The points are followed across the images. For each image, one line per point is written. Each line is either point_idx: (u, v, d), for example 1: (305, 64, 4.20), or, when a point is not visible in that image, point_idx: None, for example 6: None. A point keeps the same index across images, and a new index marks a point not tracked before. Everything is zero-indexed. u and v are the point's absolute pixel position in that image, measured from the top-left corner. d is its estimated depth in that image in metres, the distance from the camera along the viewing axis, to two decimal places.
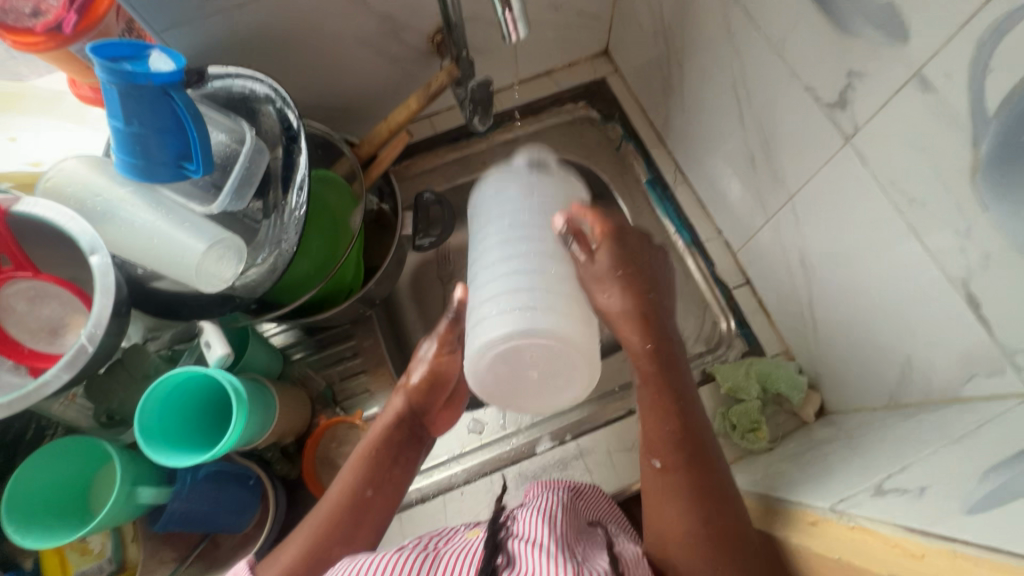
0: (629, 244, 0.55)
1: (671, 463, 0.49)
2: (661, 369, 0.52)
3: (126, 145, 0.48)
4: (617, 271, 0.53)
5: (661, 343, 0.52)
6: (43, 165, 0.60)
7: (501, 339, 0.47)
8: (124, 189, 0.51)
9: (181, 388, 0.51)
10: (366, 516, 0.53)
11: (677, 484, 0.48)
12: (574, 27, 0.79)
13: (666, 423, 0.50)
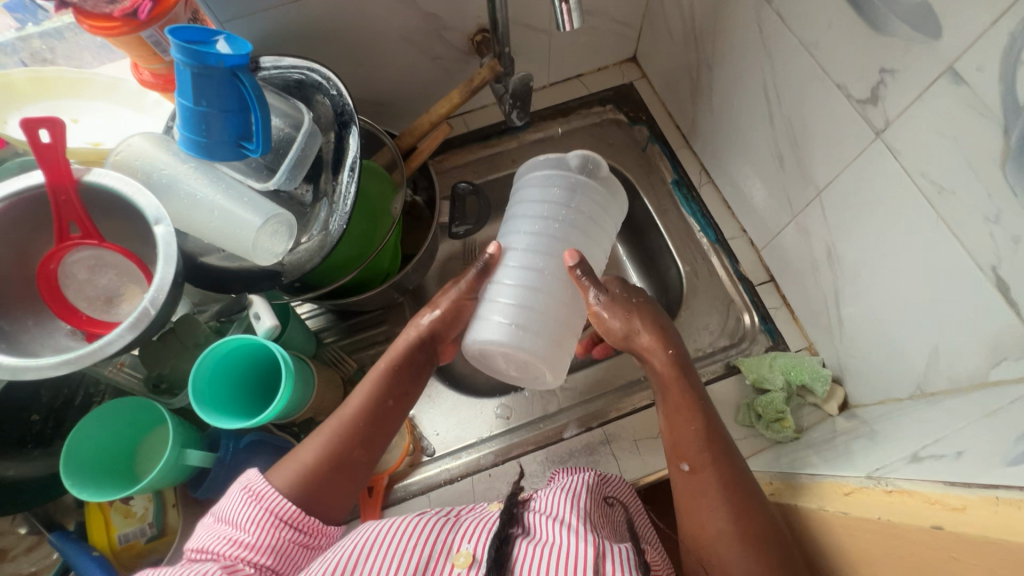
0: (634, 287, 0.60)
1: (700, 447, 0.51)
2: (684, 375, 0.55)
3: (192, 123, 0.51)
4: (634, 299, 0.59)
5: (680, 352, 0.57)
6: (103, 145, 0.63)
7: (486, 344, 0.54)
8: (186, 165, 0.55)
9: (230, 355, 0.54)
10: (379, 432, 0.54)
11: (712, 470, 0.49)
12: (605, 33, 0.82)
13: (696, 417, 0.52)
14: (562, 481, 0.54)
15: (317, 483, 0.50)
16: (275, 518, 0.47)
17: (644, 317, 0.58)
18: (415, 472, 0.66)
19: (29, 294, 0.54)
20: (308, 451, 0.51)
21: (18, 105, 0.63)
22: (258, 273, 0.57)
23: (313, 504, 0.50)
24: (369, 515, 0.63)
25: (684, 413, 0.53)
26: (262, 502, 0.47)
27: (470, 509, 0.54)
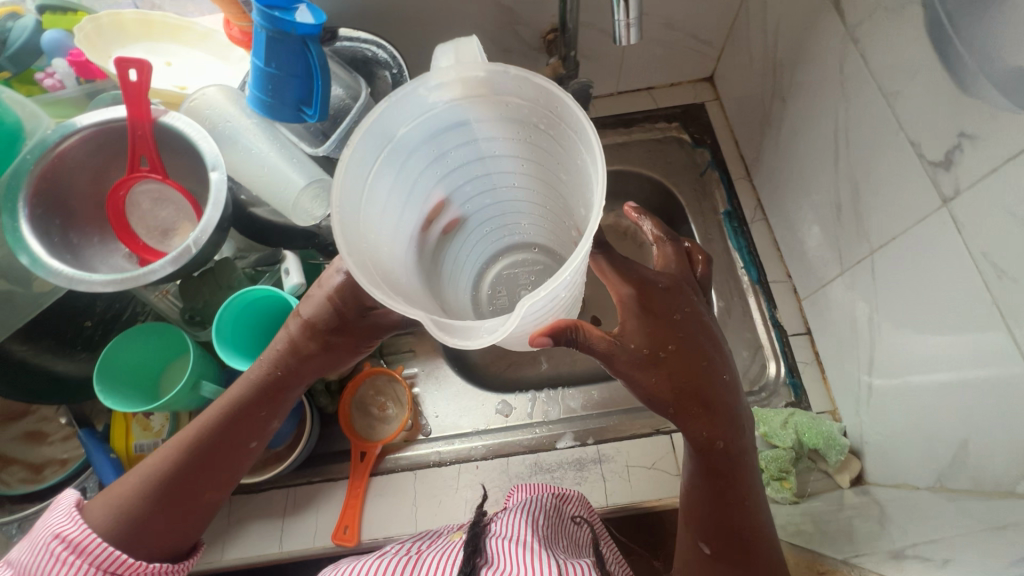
0: (643, 335, 0.50)
1: (722, 536, 0.50)
2: (730, 465, 0.50)
3: (260, 83, 0.54)
4: (668, 346, 0.50)
5: (730, 433, 0.50)
6: (187, 90, 0.68)
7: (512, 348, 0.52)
8: (250, 120, 0.58)
9: (253, 304, 0.57)
10: (206, 470, 0.53)
11: (728, 565, 0.50)
12: (684, 49, 0.80)
13: (731, 502, 0.50)
14: (522, 507, 0.54)
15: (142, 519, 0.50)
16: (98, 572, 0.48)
17: (671, 370, 0.49)
18: (408, 448, 0.69)
19: (100, 214, 0.60)
20: (134, 482, 0.52)
21: (120, 44, 0.68)
22: (295, 231, 0.62)
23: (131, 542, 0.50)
24: (357, 478, 0.66)
25: (718, 499, 0.51)
26: (74, 555, 0.48)
27: (430, 543, 0.54)
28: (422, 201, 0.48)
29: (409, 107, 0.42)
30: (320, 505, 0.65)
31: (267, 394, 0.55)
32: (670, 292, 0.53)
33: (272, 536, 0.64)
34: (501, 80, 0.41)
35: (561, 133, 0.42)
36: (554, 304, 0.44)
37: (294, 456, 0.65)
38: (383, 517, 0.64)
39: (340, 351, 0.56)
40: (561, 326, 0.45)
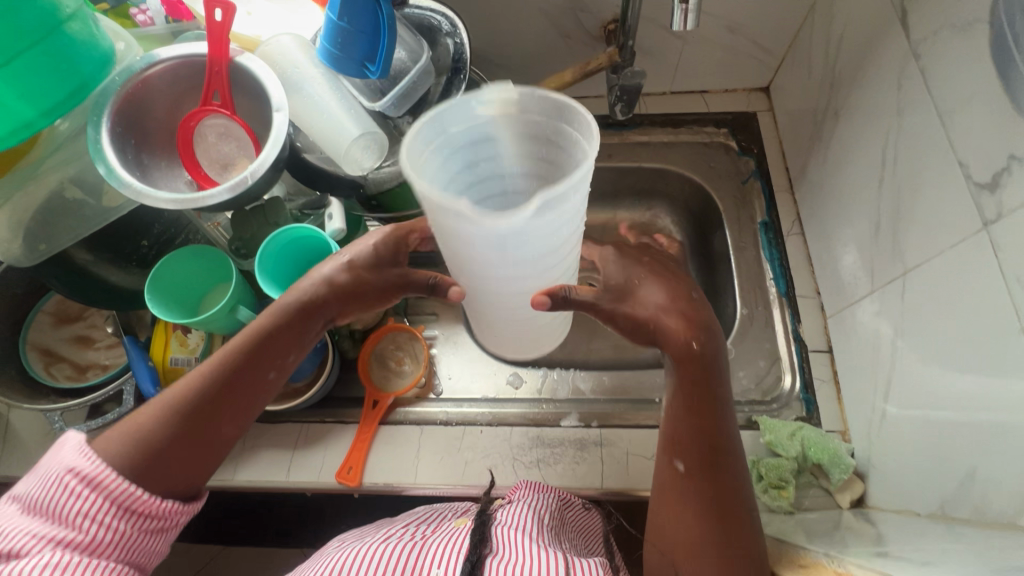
0: (626, 301, 0.58)
1: (695, 455, 0.54)
2: (701, 405, 0.55)
3: (331, 36, 0.57)
4: (656, 314, 0.58)
5: (705, 375, 0.56)
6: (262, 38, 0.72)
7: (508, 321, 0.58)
8: (315, 69, 0.62)
9: (294, 242, 0.61)
10: (225, 400, 0.54)
11: (702, 480, 0.53)
12: (743, 55, 0.80)
13: (708, 435, 0.54)
14: (524, 499, 0.57)
15: (156, 444, 0.51)
16: (114, 506, 0.48)
17: (666, 338, 0.57)
18: (418, 404, 0.71)
19: (169, 142, 0.64)
20: (151, 410, 0.53)
21: None
22: (341, 180, 0.64)
23: (153, 471, 0.51)
24: (366, 424, 0.68)
25: (696, 415, 0.55)
26: (88, 489, 0.48)
27: (435, 528, 0.56)
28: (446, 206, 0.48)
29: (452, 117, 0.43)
30: (329, 443, 0.69)
31: (296, 321, 0.57)
32: (646, 266, 0.62)
33: (280, 465, 0.68)
34: (527, 98, 0.43)
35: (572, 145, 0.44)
36: (558, 237, 0.45)
37: (312, 393, 0.68)
38: (386, 464, 0.67)
39: (365, 299, 0.60)
40: (555, 289, 0.52)
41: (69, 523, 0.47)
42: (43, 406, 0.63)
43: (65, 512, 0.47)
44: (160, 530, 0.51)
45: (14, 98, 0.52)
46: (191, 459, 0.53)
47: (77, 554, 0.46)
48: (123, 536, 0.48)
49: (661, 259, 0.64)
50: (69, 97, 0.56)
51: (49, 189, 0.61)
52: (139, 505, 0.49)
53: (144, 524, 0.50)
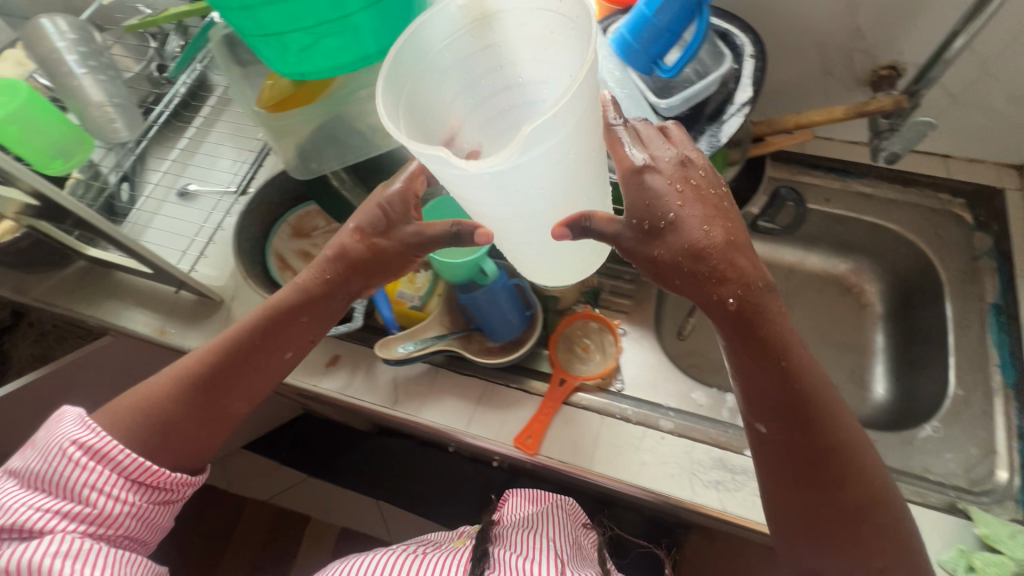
0: (660, 245, 0.52)
1: (775, 416, 0.53)
2: (766, 364, 0.52)
3: (638, 28, 0.62)
4: (704, 225, 0.51)
5: (753, 292, 0.52)
6: None
7: (536, 255, 0.59)
8: (606, 55, 0.65)
9: None
10: (246, 361, 0.62)
11: (783, 430, 0.53)
12: (1011, 128, 0.75)
13: (780, 386, 0.52)
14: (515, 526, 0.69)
15: (167, 416, 0.60)
16: (124, 478, 0.57)
17: (734, 266, 0.52)
18: (599, 393, 0.72)
19: None
20: (158, 386, 0.61)
21: None
22: None
23: (169, 446, 0.60)
24: (551, 399, 0.70)
25: (766, 374, 0.53)
26: (92, 461, 0.57)
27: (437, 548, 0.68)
28: (442, 120, 0.56)
29: (437, 25, 0.52)
30: (512, 408, 0.71)
31: (312, 302, 0.63)
32: (687, 199, 0.52)
33: (463, 415, 0.71)
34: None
35: (566, 36, 0.49)
36: (562, 156, 0.46)
37: (510, 358, 0.71)
38: (563, 445, 0.68)
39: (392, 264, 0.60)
40: (575, 215, 0.51)
41: (83, 497, 0.55)
42: None
43: (75, 486, 0.55)
44: (165, 499, 0.61)
45: (370, 33, 0.58)
46: (194, 423, 0.61)
47: (94, 527, 0.55)
48: (138, 508, 0.58)
49: (704, 181, 0.53)
50: None
51: (343, 118, 0.68)
52: (148, 476, 0.58)
53: (152, 493, 0.59)
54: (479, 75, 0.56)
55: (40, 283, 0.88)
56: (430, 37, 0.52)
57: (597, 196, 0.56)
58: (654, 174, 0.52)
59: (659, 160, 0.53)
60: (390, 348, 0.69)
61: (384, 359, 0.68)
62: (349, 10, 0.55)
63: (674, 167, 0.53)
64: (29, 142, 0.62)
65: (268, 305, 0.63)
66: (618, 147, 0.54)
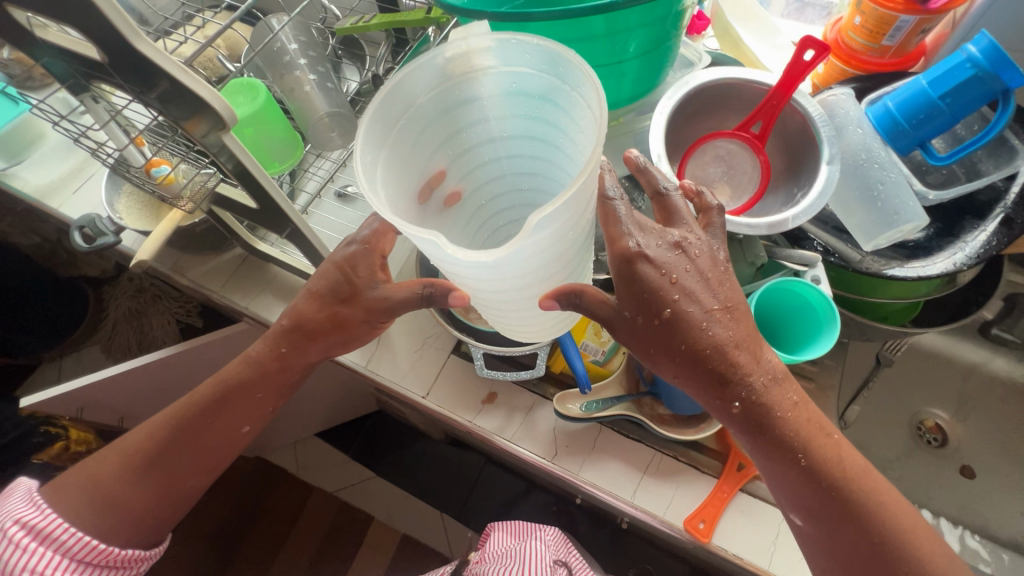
0: (662, 340, 0.49)
1: (819, 517, 0.49)
2: (777, 456, 0.49)
3: (917, 107, 0.56)
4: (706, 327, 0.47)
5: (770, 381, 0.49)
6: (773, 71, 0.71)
7: (514, 320, 0.55)
8: (864, 130, 0.58)
9: (780, 292, 0.58)
10: (192, 436, 0.60)
11: (822, 525, 0.49)
12: None
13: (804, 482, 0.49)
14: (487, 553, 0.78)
15: (114, 494, 0.59)
16: (70, 557, 0.55)
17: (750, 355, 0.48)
18: None
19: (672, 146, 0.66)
20: (110, 468, 0.60)
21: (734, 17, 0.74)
22: (839, 251, 0.59)
23: (121, 526, 0.58)
24: (727, 485, 0.65)
25: (784, 470, 0.50)
26: (36, 543, 0.55)
27: None
28: (424, 173, 0.52)
29: (419, 74, 0.48)
30: (682, 485, 0.66)
31: (266, 375, 0.60)
32: (688, 289, 0.48)
33: (627, 483, 0.67)
34: (505, 49, 0.47)
35: (568, 100, 0.46)
36: (559, 239, 0.43)
37: (695, 436, 0.65)
38: (739, 536, 0.63)
39: (352, 325, 0.59)
40: (562, 288, 0.49)
41: None
42: (468, 338, 0.67)
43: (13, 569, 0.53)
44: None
45: (630, 81, 0.57)
46: (145, 498, 0.59)
47: None
48: None
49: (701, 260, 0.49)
50: (642, 92, 0.60)
51: None
52: (94, 555, 0.56)
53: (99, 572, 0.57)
54: (465, 127, 0.53)
55: (199, 265, 0.88)
56: (413, 87, 0.48)
57: (581, 262, 0.53)
58: (649, 264, 0.47)
59: (656, 252, 0.48)
60: (567, 405, 0.65)
61: (562, 416, 0.64)
62: (621, 26, 0.49)
63: (671, 250, 0.49)
64: (262, 150, 0.62)
65: (217, 380, 0.61)
66: (613, 225, 0.48)
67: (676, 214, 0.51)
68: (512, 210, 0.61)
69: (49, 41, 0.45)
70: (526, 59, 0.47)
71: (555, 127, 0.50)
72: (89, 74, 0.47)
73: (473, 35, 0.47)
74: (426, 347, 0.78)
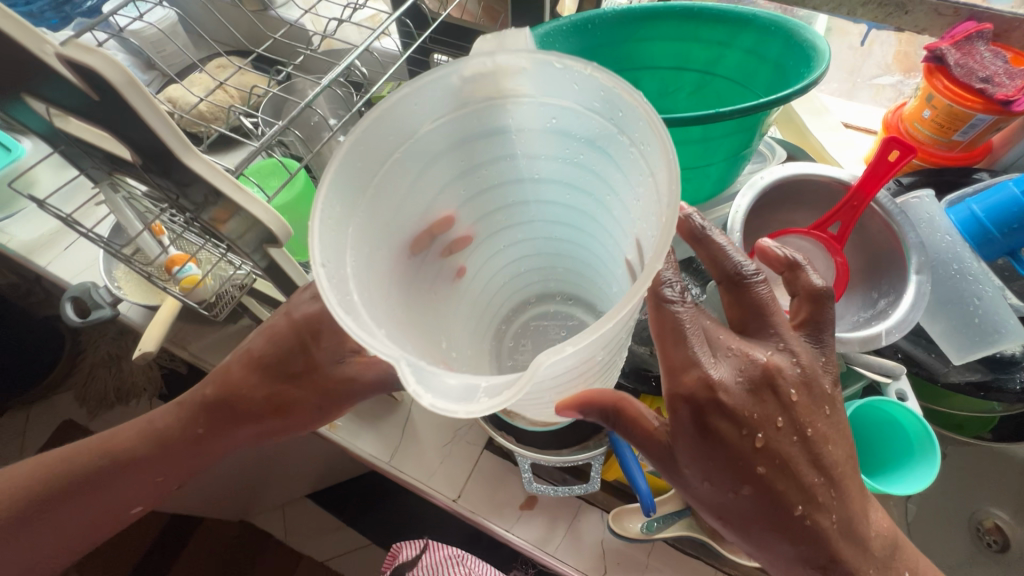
0: (746, 509, 0.40)
1: None
2: None
3: (1010, 217, 0.52)
4: (796, 508, 0.39)
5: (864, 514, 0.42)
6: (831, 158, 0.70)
7: (518, 407, 0.49)
8: (948, 238, 0.55)
9: (868, 407, 0.54)
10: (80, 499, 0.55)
11: None
12: None
13: None
14: None
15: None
16: None
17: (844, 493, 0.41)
18: None
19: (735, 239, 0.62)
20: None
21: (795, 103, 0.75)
22: (923, 362, 0.54)
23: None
24: None
25: None
26: None
27: None
28: (422, 220, 0.46)
29: (432, 98, 0.41)
30: None
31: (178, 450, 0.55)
32: (781, 452, 0.39)
33: None
34: (547, 76, 0.40)
35: (620, 150, 0.39)
36: (587, 356, 0.36)
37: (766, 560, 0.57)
38: None
39: (295, 417, 0.54)
40: (598, 401, 0.40)
41: None
42: (514, 445, 0.61)
43: None
44: None
45: (709, 181, 0.53)
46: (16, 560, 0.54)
47: None
48: None
49: (786, 410, 0.40)
50: (712, 190, 0.56)
51: None
52: None
53: None
54: (483, 165, 0.46)
55: (202, 337, 0.79)
56: (415, 114, 0.41)
57: (612, 363, 0.45)
58: (722, 416, 0.38)
59: (734, 395, 0.39)
60: (625, 523, 0.59)
61: (618, 535, 0.59)
62: (712, 135, 0.46)
63: (745, 391, 0.39)
64: (293, 236, 0.58)
65: (125, 437, 0.56)
66: (677, 350, 0.39)
67: (763, 316, 0.42)
68: (534, 262, 0.54)
69: (67, 131, 0.39)
70: (579, 90, 0.39)
71: (603, 174, 0.43)
72: (113, 168, 0.41)
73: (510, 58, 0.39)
74: (455, 442, 0.71)
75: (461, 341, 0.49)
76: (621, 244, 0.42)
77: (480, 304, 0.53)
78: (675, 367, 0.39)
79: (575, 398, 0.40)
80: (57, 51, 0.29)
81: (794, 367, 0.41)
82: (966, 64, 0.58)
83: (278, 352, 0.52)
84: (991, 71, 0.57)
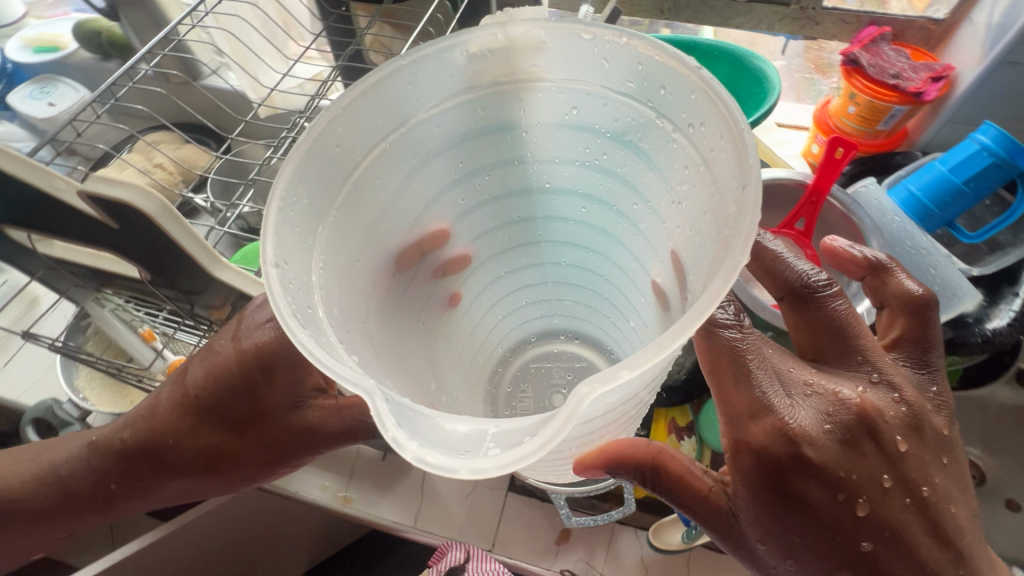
0: None
1: None
2: None
3: (942, 193, 0.59)
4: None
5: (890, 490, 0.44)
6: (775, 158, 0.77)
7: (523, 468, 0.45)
8: (897, 217, 0.60)
9: None
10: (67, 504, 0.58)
11: None
12: None
13: None
14: None
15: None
16: None
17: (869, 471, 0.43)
18: None
19: None
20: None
21: None
22: None
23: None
24: None
25: None
26: None
27: None
28: (415, 229, 0.45)
29: (433, 76, 0.40)
30: None
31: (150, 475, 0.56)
32: (891, 515, 0.41)
33: None
34: (575, 61, 0.39)
35: (662, 143, 0.39)
36: (618, 394, 0.33)
37: None
38: None
39: (240, 466, 0.54)
40: (644, 456, 0.42)
41: None
42: (546, 485, 0.60)
43: None
44: None
45: None
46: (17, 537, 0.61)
47: None
48: None
49: (894, 477, 0.41)
50: None
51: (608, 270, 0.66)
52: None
53: None
54: (491, 165, 0.46)
55: None
56: (411, 98, 0.40)
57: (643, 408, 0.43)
58: (807, 479, 0.40)
59: (829, 458, 0.41)
60: (666, 536, 0.62)
61: (659, 548, 0.62)
62: None
63: (842, 444, 0.41)
64: None
65: (108, 444, 0.57)
66: (745, 385, 0.41)
67: (842, 331, 0.45)
68: (544, 284, 0.53)
69: None
70: (603, 75, 0.39)
71: (624, 173, 0.42)
72: None
73: (525, 32, 0.38)
74: (478, 490, 0.69)
75: (450, 379, 0.47)
76: (658, 247, 0.41)
77: (475, 319, 0.52)
78: (734, 413, 0.42)
79: (602, 452, 0.41)
80: (80, 189, 0.40)
81: (891, 406, 0.43)
82: (877, 64, 0.66)
83: (229, 387, 0.51)
84: (898, 68, 0.66)
